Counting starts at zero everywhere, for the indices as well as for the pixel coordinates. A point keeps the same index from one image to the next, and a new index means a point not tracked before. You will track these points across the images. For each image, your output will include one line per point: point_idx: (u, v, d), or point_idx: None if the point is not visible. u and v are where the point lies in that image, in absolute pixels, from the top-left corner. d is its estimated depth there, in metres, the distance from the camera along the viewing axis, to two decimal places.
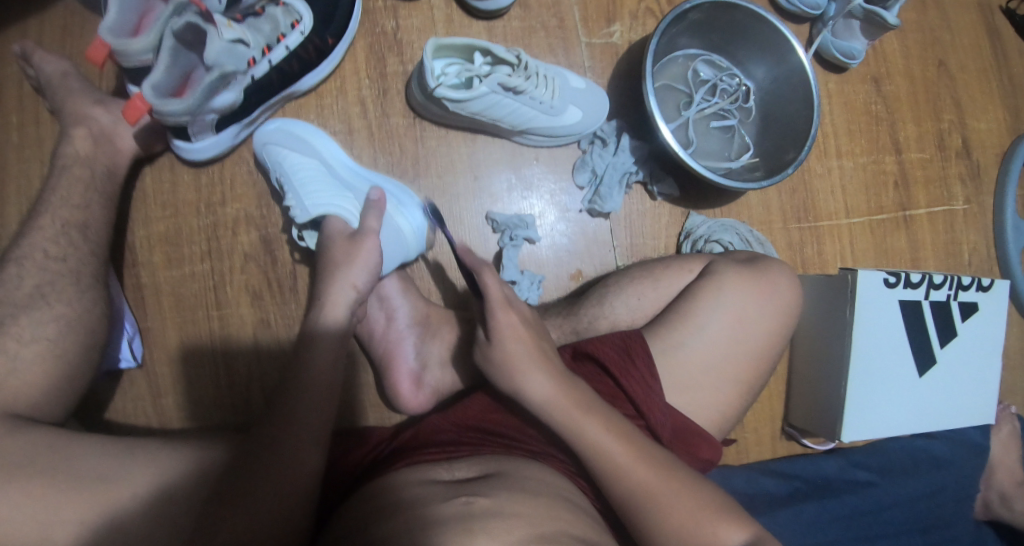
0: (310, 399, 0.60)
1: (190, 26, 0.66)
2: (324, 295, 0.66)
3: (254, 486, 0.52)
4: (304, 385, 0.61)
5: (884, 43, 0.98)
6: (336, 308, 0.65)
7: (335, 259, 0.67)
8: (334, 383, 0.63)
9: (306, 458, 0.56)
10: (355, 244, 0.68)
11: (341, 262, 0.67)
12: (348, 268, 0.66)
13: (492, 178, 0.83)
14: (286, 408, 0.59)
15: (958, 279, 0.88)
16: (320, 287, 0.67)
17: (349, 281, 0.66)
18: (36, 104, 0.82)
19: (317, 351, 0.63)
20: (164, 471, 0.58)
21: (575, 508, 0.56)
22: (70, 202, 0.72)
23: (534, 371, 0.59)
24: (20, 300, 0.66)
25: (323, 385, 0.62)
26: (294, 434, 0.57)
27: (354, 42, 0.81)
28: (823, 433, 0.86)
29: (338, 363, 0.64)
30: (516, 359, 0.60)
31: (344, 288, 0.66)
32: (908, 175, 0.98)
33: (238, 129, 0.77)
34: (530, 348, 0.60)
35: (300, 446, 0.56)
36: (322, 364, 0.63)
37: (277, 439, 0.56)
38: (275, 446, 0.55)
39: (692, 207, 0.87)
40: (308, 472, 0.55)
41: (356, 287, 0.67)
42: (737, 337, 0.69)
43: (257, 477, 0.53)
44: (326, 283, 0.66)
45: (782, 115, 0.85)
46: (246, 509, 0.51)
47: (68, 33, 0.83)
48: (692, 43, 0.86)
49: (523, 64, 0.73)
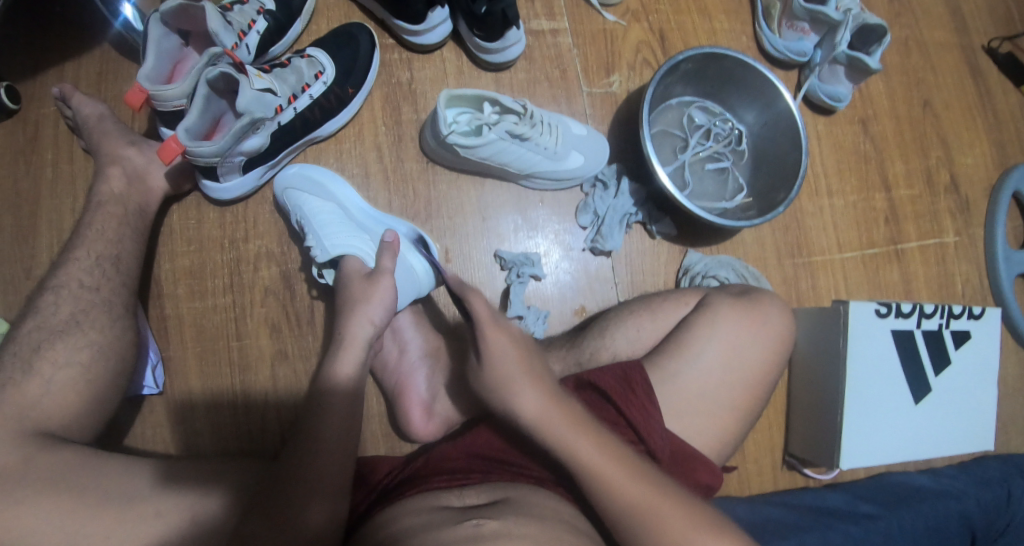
0: (333, 412, 0.64)
1: (224, 76, 0.72)
2: (342, 330, 0.70)
3: (283, 498, 0.57)
4: (321, 428, 0.63)
5: (870, 86, 1.04)
6: (355, 341, 0.69)
7: (353, 297, 0.71)
8: (350, 428, 0.65)
9: (329, 471, 0.61)
10: (372, 282, 0.73)
11: (359, 299, 0.71)
12: (366, 305, 0.71)
13: (499, 219, 0.87)
14: (311, 424, 0.64)
15: (949, 309, 0.91)
16: (338, 324, 0.71)
17: (367, 317, 0.70)
18: (71, 145, 0.88)
19: (333, 395, 0.66)
20: (190, 503, 0.61)
21: (579, 533, 0.59)
22: (104, 236, 0.77)
23: (528, 392, 0.62)
24: (57, 325, 0.71)
25: (339, 428, 0.64)
26: (311, 481, 0.59)
27: (371, 93, 0.87)
28: (821, 462, 0.88)
29: (353, 404, 0.66)
30: (509, 382, 0.62)
31: (361, 324, 0.69)
32: (898, 210, 1.02)
33: (262, 171, 0.83)
34: (534, 383, 0.63)
35: (323, 458, 0.61)
36: (338, 406, 0.65)
37: (294, 483, 0.59)
38: (292, 490, 0.58)
39: (689, 244, 0.92)
40: (323, 513, 0.58)
41: (373, 322, 0.70)
42: (732, 368, 0.72)
43: (274, 522, 0.56)
44: (345, 319, 0.70)
45: (773, 156, 0.90)
46: (276, 519, 0.56)
47: (104, 78, 0.90)
48: (686, 91, 0.91)
49: (528, 113, 0.78)
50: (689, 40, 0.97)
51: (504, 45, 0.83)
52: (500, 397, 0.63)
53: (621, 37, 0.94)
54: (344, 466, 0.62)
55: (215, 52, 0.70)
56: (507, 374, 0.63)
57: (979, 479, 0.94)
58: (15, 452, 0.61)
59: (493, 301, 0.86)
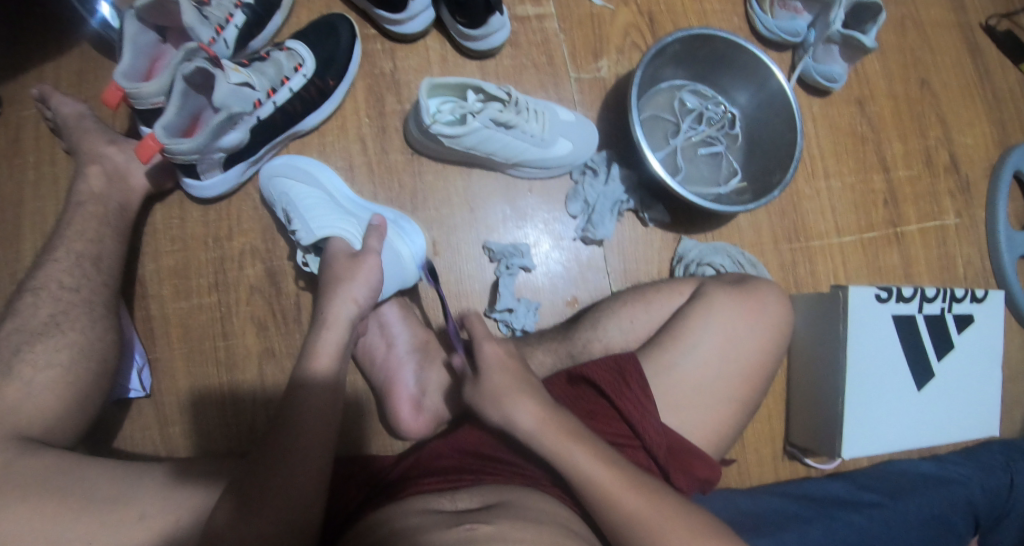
0: (311, 404, 0.63)
1: (200, 71, 0.70)
2: (324, 309, 0.68)
3: (259, 489, 0.55)
4: (296, 425, 0.61)
5: (867, 66, 1.01)
6: (336, 322, 0.68)
7: (337, 276, 0.70)
8: (328, 428, 0.62)
9: (307, 459, 0.59)
10: (356, 261, 0.71)
11: (342, 278, 0.70)
12: (349, 283, 0.69)
13: (488, 209, 0.86)
14: (289, 415, 0.62)
15: (951, 292, 0.89)
16: (321, 304, 0.69)
17: (350, 296, 0.69)
18: (51, 145, 0.87)
19: (309, 393, 0.63)
20: (171, 509, 0.59)
21: (575, 535, 0.57)
22: (84, 235, 0.76)
23: (524, 401, 0.61)
24: (36, 328, 0.70)
25: (316, 428, 0.61)
26: (285, 484, 0.56)
27: (353, 84, 0.85)
28: (823, 451, 0.86)
29: (331, 403, 0.64)
30: (506, 390, 0.62)
31: (345, 303, 0.68)
32: (897, 192, 1.00)
33: (244, 167, 0.81)
34: (520, 380, 0.62)
35: (301, 449, 0.59)
36: (315, 402, 0.63)
37: (266, 483, 0.56)
38: (264, 489, 0.55)
39: (683, 231, 0.90)
40: (293, 515, 0.55)
41: (357, 301, 0.69)
42: (729, 356, 0.70)
43: (243, 524, 0.53)
44: (328, 298, 0.69)
45: (767, 139, 0.88)
46: (252, 508, 0.54)
47: (83, 76, 0.88)
48: (677, 75, 0.89)
49: (513, 100, 0.76)
50: (679, 23, 0.94)
51: (489, 31, 0.81)
52: (497, 408, 0.62)
53: (609, 21, 0.92)
54: (321, 469, 0.60)
55: (191, 47, 0.68)
56: (505, 385, 0.62)
57: (984, 464, 0.92)
58: None
59: (483, 294, 0.84)
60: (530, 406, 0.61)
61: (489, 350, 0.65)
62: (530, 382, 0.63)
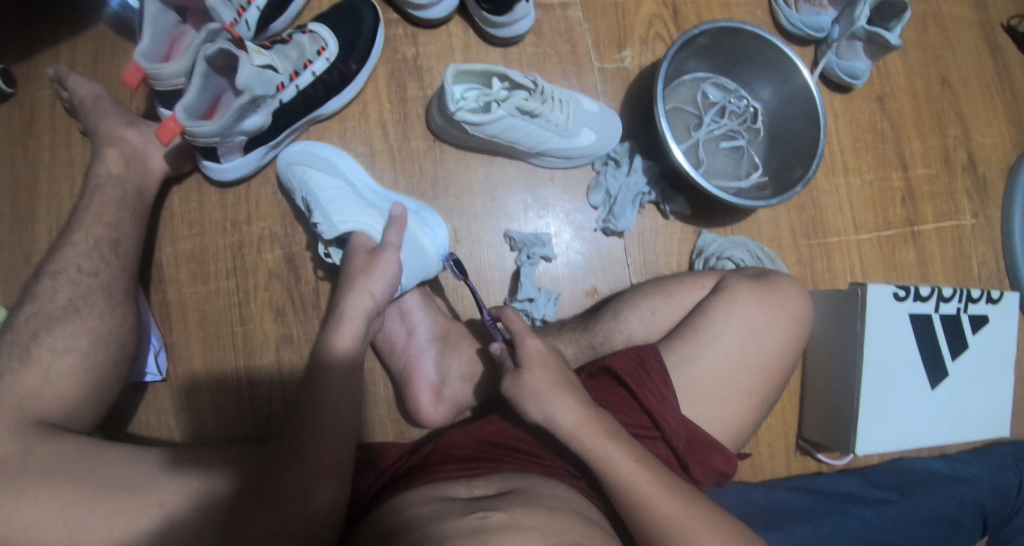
0: (330, 391, 0.63)
1: (223, 52, 0.69)
2: (342, 301, 0.68)
3: (276, 476, 0.56)
4: (315, 410, 0.61)
5: (887, 63, 1.01)
6: (352, 318, 0.67)
7: (354, 270, 0.70)
8: (347, 412, 0.63)
9: (327, 446, 0.59)
10: (374, 256, 0.71)
11: (359, 272, 0.69)
12: (367, 278, 0.69)
13: (508, 198, 0.85)
14: (309, 401, 0.62)
15: (967, 292, 0.89)
16: (338, 296, 0.69)
17: (367, 290, 0.68)
18: (67, 126, 0.86)
19: (323, 392, 0.63)
20: (195, 496, 0.59)
21: (589, 522, 0.57)
22: (103, 219, 0.75)
23: (568, 400, 0.60)
24: (55, 312, 0.69)
25: (332, 420, 0.61)
26: (297, 480, 0.56)
27: (375, 69, 0.85)
28: (837, 447, 0.86)
29: (347, 400, 0.64)
30: (547, 388, 0.61)
31: (361, 297, 0.68)
32: (914, 191, 1.00)
33: (264, 151, 0.80)
34: (580, 409, 0.60)
35: (317, 435, 0.59)
36: (334, 388, 0.63)
37: (280, 481, 0.56)
38: (279, 485, 0.56)
39: (704, 224, 0.90)
40: (310, 500, 0.56)
41: (373, 296, 0.68)
42: (750, 350, 0.71)
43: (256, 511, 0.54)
44: (346, 292, 0.68)
45: (789, 134, 0.88)
46: (267, 495, 0.55)
47: (100, 57, 0.87)
48: (701, 67, 0.89)
49: (538, 88, 0.76)
50: (702, 15, 0.94)
51: (514, 19, 0.81)
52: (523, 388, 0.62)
53: (632, 11, 0.91)
54: (340, 453, 0.60)
55: (212, 28, 0.68)
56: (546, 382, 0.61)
57: (995, 464, 0.92)
58: (12, 443, 0.59)
59: (502, 283, 0.84)
60: (573, 406, 0.60)
61: (531, 344, 0.64)
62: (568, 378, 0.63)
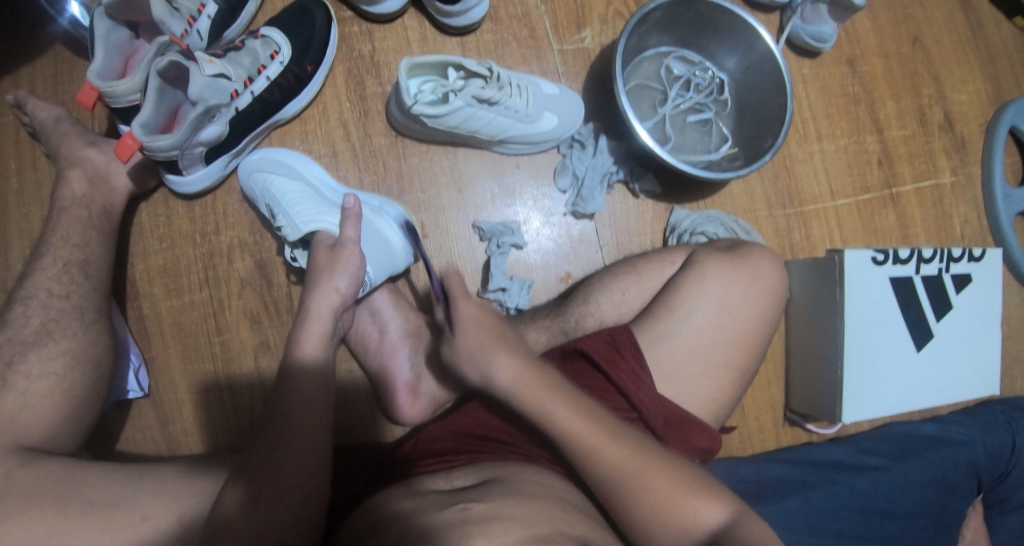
0: (301, 397, 0.62)
1: (174, 64, 0.69)
2: (307, 300, 0.68)
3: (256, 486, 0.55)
4: (291, 415, 0.61)
5: (857, 25, 0.99)
6: (319, 317, 0.67)
7: (317, 268, 0.69)
8: (320, 416, 0.62)
9: (304, 451, 0.59)
10: (336, 252, 0.70)
11: (323, 268, 0.69)
12: (331, 273, 0.68)
13: (476, 188, 0.84)
14: (281, 409, 0.61)
15: (948, 252, 0.87)
16: (304, 295, 0.69)
17: (332, 286, 0.68)
18: (32, 150, 0.85)
19: (295, 397, 0.62)
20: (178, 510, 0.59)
21: (571, 508, 0.57)
22: (70, 240, 0.75)
23: (503, 355, 0.61)
24: (28, 337, 0.69)
25: (307, 424, 0.61)
26: (276, 488, 0.55)
27: (332, 68, 0.84)
28: (824, 416, 0.85)
29: (320, 404, 0.63)
30: (482, 346, 0.62)
31: (326, 293, 0.68)
32: (891, 152, 0.98)
33: (227, 160, 0.79)
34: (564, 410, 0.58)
35: (293, 441, 0.59)
36: (309, 394, 0.63)
37: (258, 495, 0.55)
38: (258, 496, 0.55)
39: (675, 201, 0.89)
40: (295, 509, 0.55)
41: (339, 291, 0.68)
42: (725, 324, 0.70)
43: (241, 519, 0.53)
44: (310, 291, 0.68)
45: (755, 104, 0.87)
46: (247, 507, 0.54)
47: (60, 78, 0.87)
48: (663, 41, 0.87)
49: (495, 76, 0.74)
50: None
51: (467, 7, 0.79)
52: (484, 374, 0.62)
53: None
54: (317, 456, 0.60)
55: (162, 41, 0.68)
56: (481, 342, 0.62)
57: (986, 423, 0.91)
58: None
59: (474, 274, 0.83)
60: (506, 362, 0.61)
61: (463, 309, 0.63)
62: (504, 336, 0.63)
